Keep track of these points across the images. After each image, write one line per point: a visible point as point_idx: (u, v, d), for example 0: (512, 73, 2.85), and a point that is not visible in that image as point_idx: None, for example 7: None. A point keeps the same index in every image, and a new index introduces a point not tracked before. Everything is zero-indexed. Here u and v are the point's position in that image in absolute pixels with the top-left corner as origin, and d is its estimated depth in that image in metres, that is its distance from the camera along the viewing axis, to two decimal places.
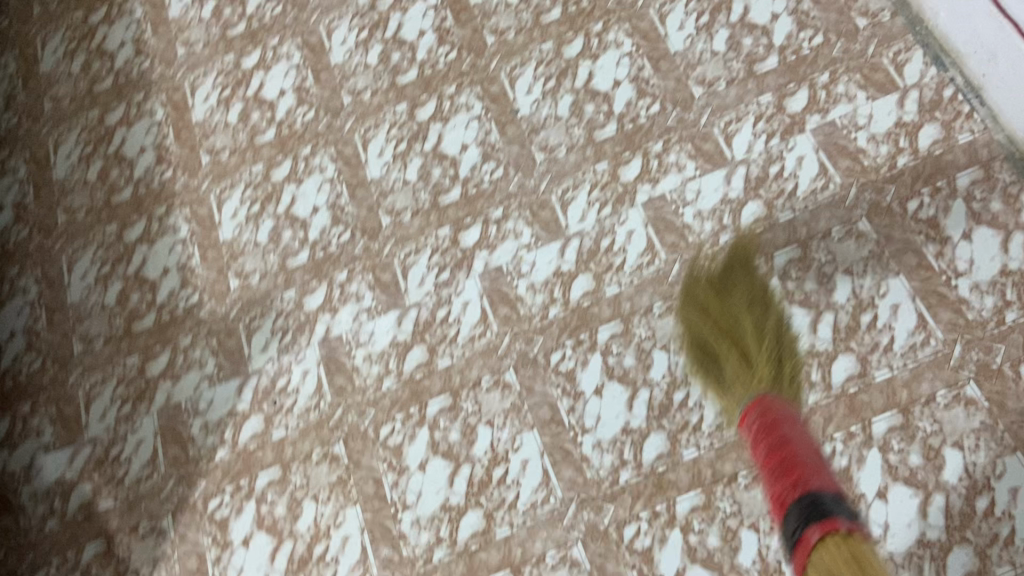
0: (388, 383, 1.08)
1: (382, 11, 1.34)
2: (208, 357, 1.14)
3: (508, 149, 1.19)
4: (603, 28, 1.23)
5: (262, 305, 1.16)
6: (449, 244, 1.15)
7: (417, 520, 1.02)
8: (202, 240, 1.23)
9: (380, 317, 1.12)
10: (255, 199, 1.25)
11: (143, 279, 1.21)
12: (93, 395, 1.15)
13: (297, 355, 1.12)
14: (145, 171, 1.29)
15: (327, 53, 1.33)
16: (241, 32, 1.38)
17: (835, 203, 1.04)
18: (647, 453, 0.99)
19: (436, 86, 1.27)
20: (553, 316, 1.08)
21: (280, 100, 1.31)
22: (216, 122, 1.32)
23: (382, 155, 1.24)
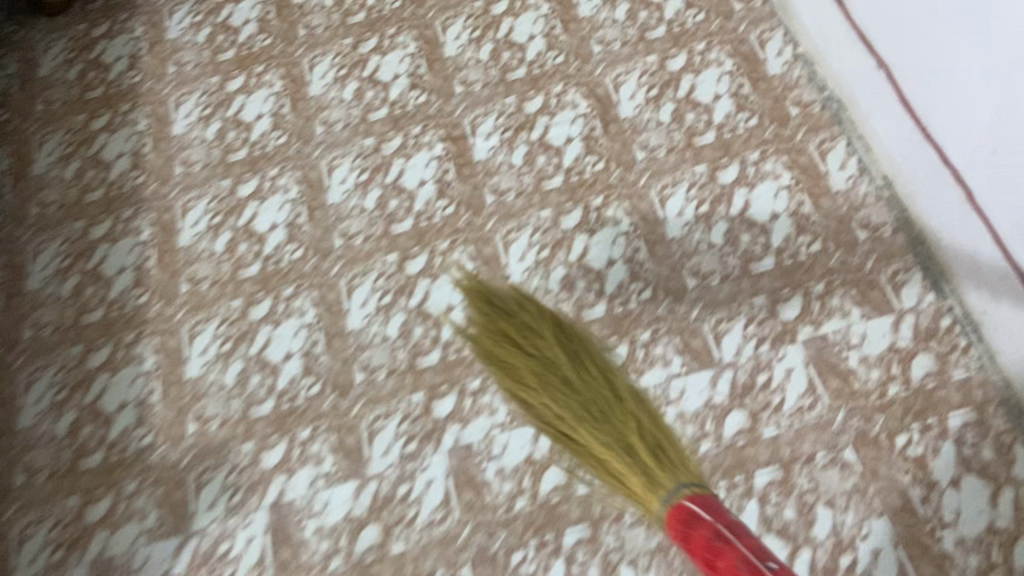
0: (336, 563, 1.03)
1: (385, 154, 1.34)
2: (151, 508, 1.09)
3: None
4: (604, 201, 1.23)
5: (216, 456, 1.11)
6: (420, 412, 1.10)
7: None
8: (166, 375, 1.18)
9: (338, 486, 1.07)
10: (228, 336, 1.20)
11: (98, 412, 1.17)
12: (26, 535, 1.09)
13: (245, 519, 1.06)
14: (120, 294, 1.26)
15: (325, 190, 1.32)
16: (241, 156, 1.38)
17: (821, 425, 1.01)
18: None
19: (430, 242, 1.24)
20: (518, 509, 1.02)
21: (271, 235, 1.29)
22: (200, 249, 1.29)
23: (365, 306, 1.20)
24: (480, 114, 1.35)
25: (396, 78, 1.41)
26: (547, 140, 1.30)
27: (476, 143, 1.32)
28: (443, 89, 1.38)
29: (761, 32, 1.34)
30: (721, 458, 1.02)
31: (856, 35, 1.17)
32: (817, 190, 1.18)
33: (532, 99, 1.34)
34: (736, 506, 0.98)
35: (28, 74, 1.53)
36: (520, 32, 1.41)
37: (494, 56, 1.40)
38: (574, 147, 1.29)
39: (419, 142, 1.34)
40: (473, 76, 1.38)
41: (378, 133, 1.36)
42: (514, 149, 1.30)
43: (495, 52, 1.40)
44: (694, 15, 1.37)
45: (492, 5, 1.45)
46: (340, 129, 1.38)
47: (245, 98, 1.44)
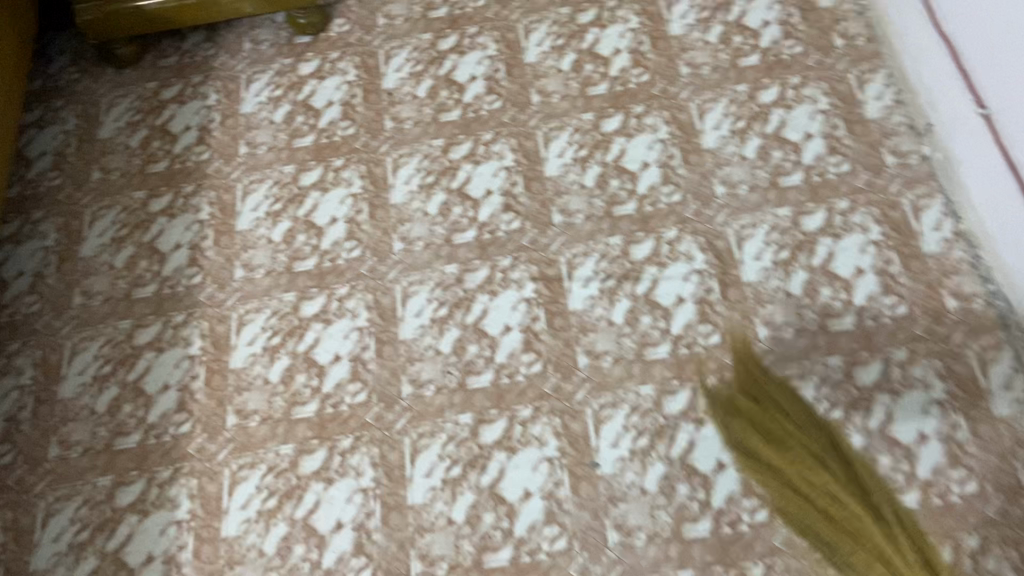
0: None
1: (468, 287, 1.20)
2: None
3: (578, 514, 1.03)
4: (714, 386, 1.08)
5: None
6: None
7: None
8: (200, 529, 1.06)
9: None
10: (273, 490, 1.08)
11: (121, 564, 1.05)
12: None
13: None
14: (161, 417, 1.14)
15: (398, 322, 1.19)
16: (310, 266, 1.26)
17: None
18: None
19: (511, 405, 1.10)
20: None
21: (332, 368, 1.16)
22: (254, 374, 1.16)
23: (430, 477, 1.07)
24: (579, 252, 1.20)
25: (488, 192, 1.28)
26: (653, 296, 1.15)
27: (572, 291, 1.18)
28: (539, 215, 1.25)
29: (915, 197, 1.16)
30: None
31: (1005, 165, 1.04)
32: (975, 413, 1.02)
33: (639, 242, 1.20)
34: None
35: (87, 133, 1.44)
36: (632, 157, 1.28)
37: (600, 180, 1.27)
38: (685, 309, 1.14)
39: (508, 278, 1.20)
40: (574, 204, 1.25)
41: (462, 260, 1.23)
42: (615, 302, 1.16)
43: (602, 176, 1.27)
44: (835, 164, 1.21)
45: (603, 119, 1.32)
46: (423, 248, 1.25)
47: (321, 195, 1.32)
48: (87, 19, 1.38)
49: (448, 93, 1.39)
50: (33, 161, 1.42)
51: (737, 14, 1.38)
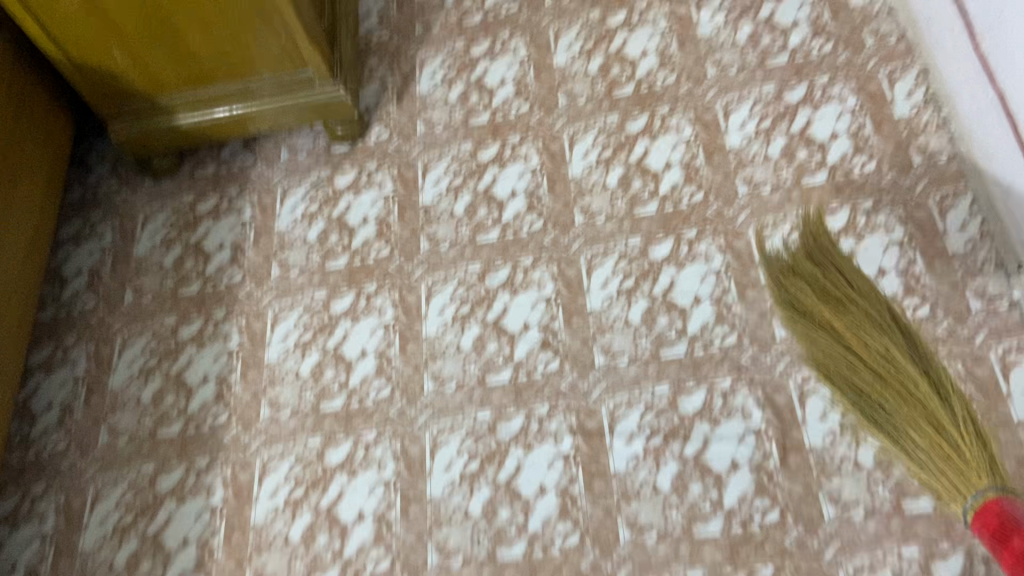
0: None
1: (501, 439, 1.12)
2: None
3: None
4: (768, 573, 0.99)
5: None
6: None
7: None
8: None
9: None
10: None
11: None
12: None
13: None
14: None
15: (425, 477, 1.11)
16: (337, 406, 1.19)
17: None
18: None
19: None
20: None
21: (356, 528, 1.10)
22: (276, 531, 1.12)
23: None
24: (622, 402, 1.11)
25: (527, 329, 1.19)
26: (704, 461, 1.06)
27: (614, 449, 1.08)
28: (578, 357, 1.15)
29: (1002, 351, 1.05)
30: None
31: None
32: None
33: (687, 392, 1.10)
34: None
35: (123, 249, 1.40)
36: (682, 291, 1.17)
37: (647, 317, 1.16)
38: (740, 477, 1.04)
39: (544, 430, 1.11)
40: (618, 344, 1.15)
41: (496, 405, 1.14)
42: (661, 465, 1.07)
43: (651, 313, 1.17)
44: (913, 307, 1.10)
45: (652, 245, 1.22)
46: (455, 390, 1.16)
47: (350, 325, 1.25)
48: (123, 138, 1.33)
49: (487, 212, 1.31)
50: (67, 281, 1.38)
51: (800, 125, 1.27)
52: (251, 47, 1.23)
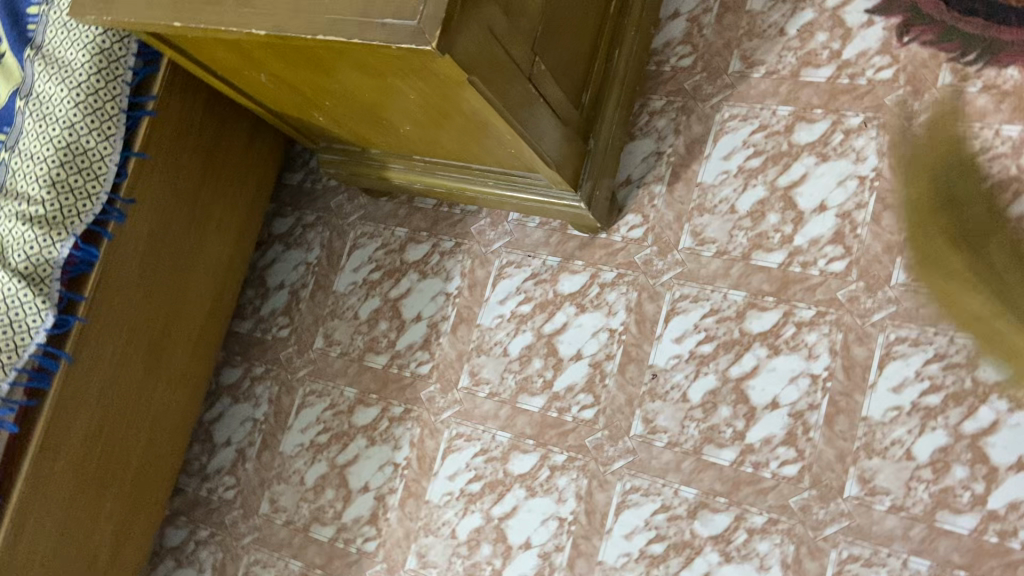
0: None
1: (559, 290, 1.07)
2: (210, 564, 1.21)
3: None
4: (659, 509, 0.95)
5: (239, 535, 1.20)
6: None
7: None
8: (268, 433, 1.23)
9: None
10: (328, 427, 1.18)
11: (209, 435, 1.27)
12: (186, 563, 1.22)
13: None
14: (271, 313, 1.29)
15: (481, 304, 1.13)
16: (427, 205, 1.21)
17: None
18: None
19: (489, 451, 1.06)
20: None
21: (411, 326, 1.17)
22: (349, 303, 1.23)
23: (452, 481, 1.07)
24: (687, 294, 1.00)
25: (717, 152, 1.03)
26: (749, 388, 0.94)
27: (659, 341, 1.00)
28: (709, 199, 1.02)
29: None
30: None
31: None
32: None
33: (809, 300, 0.94)
34: None
35: None
36: (812, 185, 0.98)
37: (785, 200, 0.99)
38: (774, 417, 0.92)
39: (601, 296, 1.04)
40: (712, 230, 1.01)
41: (565, 252, 1.08)
42: (700, 374, 0.97)
43: (789, 193, 0.99)
44: None
45: (801, 122, 1.00)
46: (539, 229, 1.11)
47: None
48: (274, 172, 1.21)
49: None
50: None
51: None
52: (474, 149, 0.88)
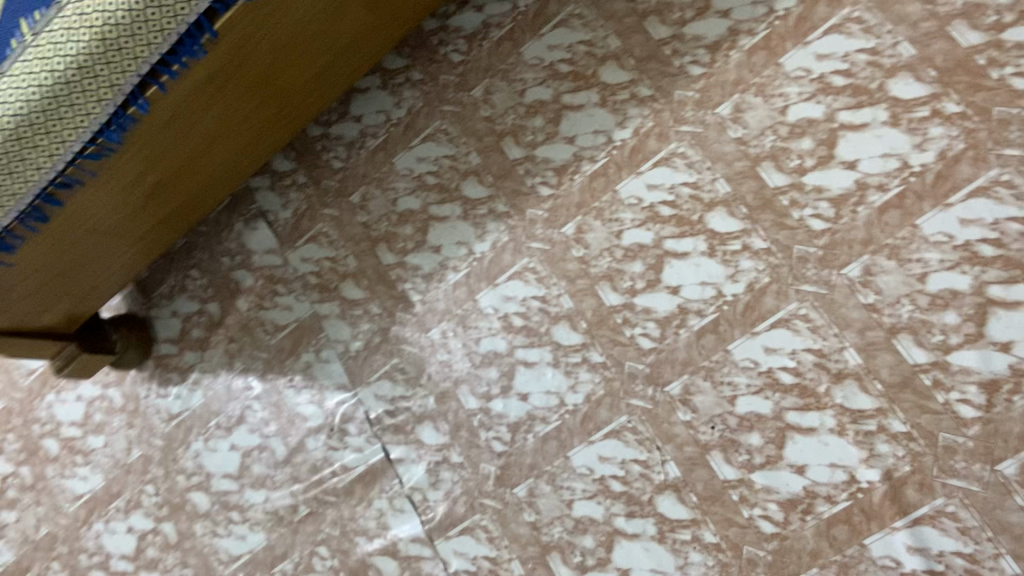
0: (252, 450, 1.27)
1: (699, 208, 0.99)
2: (310, 265, 1.27)
3: (470, 466, 1.10)
4: (640, 463, 0.98)
5: (324, 202, 1.28)
6: (393, 454, 1.15)
7: (201, 457, 1.32)
8: (389, 142, 1.23)
9: (344, 457, 1.19)
10: (438, 189, 1.18)
11: (353, 116, 1.27)
12: (302, 220, 1.29)
13: (296, 355, 1.26)
14: (467, 28, 1.20)
15: (632, 172, 1.04)
16: (655, 33, 1.06)
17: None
18: (233, 545, 1.26)
19: (545, 308, 1.08)
20: (282, 327, 1.28)
21: (561, 144, 1.09)
22: (529, 68, 1.14)
23: (502, 301, 1.11)
24: (805, 320, 0.92)
25: (961, 210, 0.86)
26: (856, 398, 0.88)
27: (752, 337, 0.94)
28: (911, 248, 0.88)
29: None
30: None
31: None
32: None
33: (908, 417, 0.86)
34: None
35: None
36: (1012, 322, 0.82)
37: (975, 309, 0.84)
38: (826, 462, 0.89)
39: (738, 254, 0.96)
40: (886, 279, 0.89)
41: (742, 188, 0.97)
42: (792, 351, 0.92)
43: (986, 309, 0.84)
44: None
45: None
46: (733, 145, 0.99)
47: (814, 49, 0.96)
48: None
49: None
50: None
51: None
52: None
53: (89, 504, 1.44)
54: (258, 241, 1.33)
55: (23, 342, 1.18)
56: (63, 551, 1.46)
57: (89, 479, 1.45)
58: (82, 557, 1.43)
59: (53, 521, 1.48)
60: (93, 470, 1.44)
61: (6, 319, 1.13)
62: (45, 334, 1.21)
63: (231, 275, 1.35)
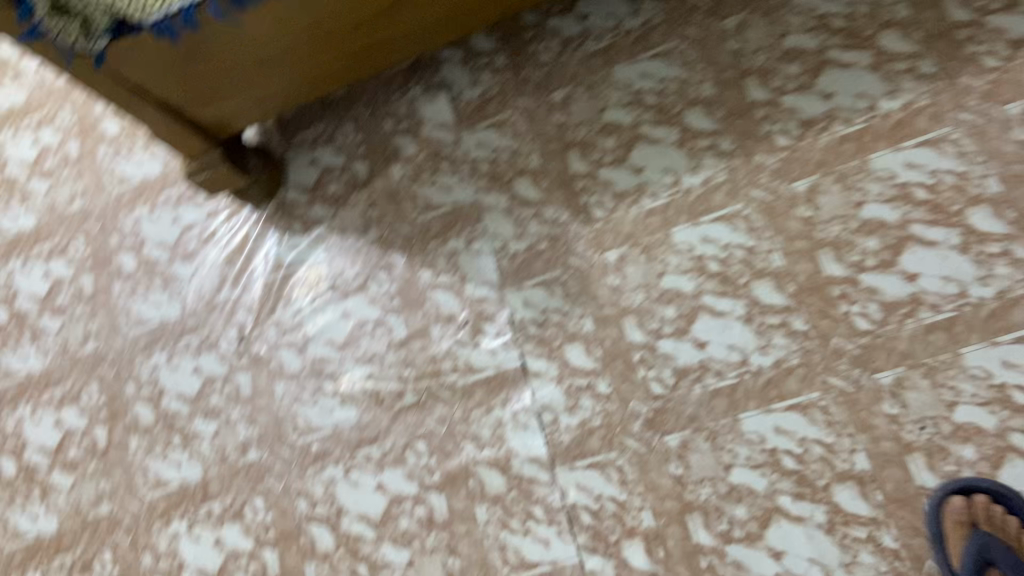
0: (366, 322, 1.16)
1: (960, 202, 0.94)
2: (487, 153, 1.18)
3: (620, 400, 1.00)
4: (823, 444, 0.91)
5: (521, 92, 1.19)
6: (531, 365, 1.05)
7: (300, 316, 1.20)
8: (614, 51, 1.15)
9: (472, 355, 1.09)
10: (657, 111, 1.11)
11: (578, 14, 1.19)
12: (489, 103, 1.20)
13: (444, 239, 1.16)
14: None
15: (891, 146, 0.98)
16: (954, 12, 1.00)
17: (467, 485, 1.03)
18: (312, 413, 1.14)
19: (749, 260, 1.00)
20: (435, 207, 1.19)
21: (815, 99, 1.03)
22: (798, 13, 1.07)
23: (699, 241, 1.03)
24: None
25: None
26: None
27: (990, 346, 0.89)
28: None
29: None
30: (474, 526, 1.01)
31: None
32: None
33: None
34: (443, 536, 1.02)
35: None
36: None
37: None
38: None
39: (996, 258, 0.91)
40: None
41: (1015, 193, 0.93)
42: None
43: None
44: None
45: None
46: (1016, 145, 0.94)
47: None
48: None
49: None
50: None
51: None
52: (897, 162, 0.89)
53: (154, 333, 1.28)
54: (433, 112, 1.23)
55: (173, 125, 1.06)
56: (106, 374, 1.29)
57: (162, 307, 1.30)
58: (130, 386, 1.27)
59: (106, 341, 1.31)
60: (170, 299, 1.29)
61: (173, 90, 1.01)
62: (196, 128, 1.10)
63: (391, 140, 1.24)
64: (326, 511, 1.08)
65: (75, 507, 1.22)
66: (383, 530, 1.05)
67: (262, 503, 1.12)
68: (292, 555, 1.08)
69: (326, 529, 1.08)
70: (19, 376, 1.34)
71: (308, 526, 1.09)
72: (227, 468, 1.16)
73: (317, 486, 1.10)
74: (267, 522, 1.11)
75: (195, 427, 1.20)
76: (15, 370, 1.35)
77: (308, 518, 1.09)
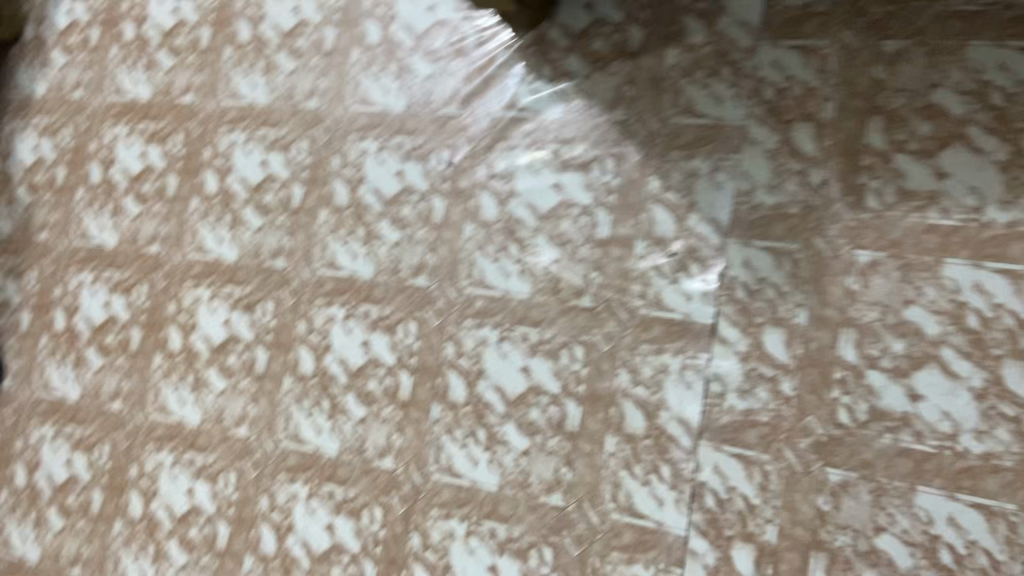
0: (574, 204, 1.10)
1: None
2: (779, 78, 1.02)
3: (797, 408, 0.93)
4: (991, 558, 0.85)
5: (850, 24, 1.00)
6: (722, 328, 0.98)
7: (512, 167, 1.15)
8: (985, 21, 0.94)
9: (666, 290, 1.02)
10: (998, 118, 0.92)
11: None
12: (808, 21, 1.02)
13: (690, 154, 1.05)
14: None
15: None
16: None
17: (607, 411, 1.02)
18: (490, 269, 1.13)
19: (1016, 334, 0.88)
20: (696, 114, 1.05)
21: None
22: None
23: (971, 288, 0.90)
24: None
25: None
26: None
27: None
28: None
29: None
30: (598, 450, 1.01)
31: None
32: None
33: None
34: (567, 444, 1.03)
35: None
36: None
37: None
38: None
39: None
40: None
41: None
42: None
43: None
44: None
45: None
46: None
47: None
48: None
49: None
50: None
51: None
52: None
53: (374, 118, 1.26)
54: (742, 5, 1.05)
55: None
56: (318, 138, 1.29)
57: (389, 94, 1.26)
58: (336, 160, 1.27)
59: (328, 104, 1.30)
60: (399, 90, 1.25)
61: None
62: None
63: (679, 17, 1.09)
64: (470, 366, 1.11)
65: (256, 249, 1.29)
66: (513, 410, 1.07)
67: (415, 329, 1.15)
68: (425, 390, 1.13)
69: (463, 382, 1.11)
70: (244, 103, 1.36)
71: (448, 371, 1.12)
72: (395, 281, 1.18)
73: (469, 340, 1.11)
74: (414, 347, 1.15)
75: (380, 229, 1.21)
76: (242, 95, 1.36)
77: (451, 364, 1.12)
